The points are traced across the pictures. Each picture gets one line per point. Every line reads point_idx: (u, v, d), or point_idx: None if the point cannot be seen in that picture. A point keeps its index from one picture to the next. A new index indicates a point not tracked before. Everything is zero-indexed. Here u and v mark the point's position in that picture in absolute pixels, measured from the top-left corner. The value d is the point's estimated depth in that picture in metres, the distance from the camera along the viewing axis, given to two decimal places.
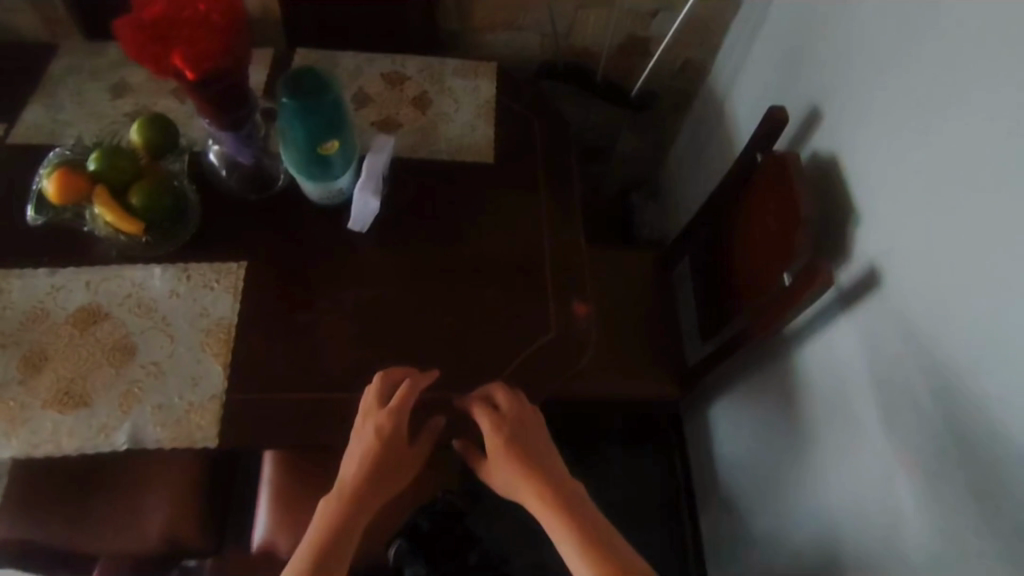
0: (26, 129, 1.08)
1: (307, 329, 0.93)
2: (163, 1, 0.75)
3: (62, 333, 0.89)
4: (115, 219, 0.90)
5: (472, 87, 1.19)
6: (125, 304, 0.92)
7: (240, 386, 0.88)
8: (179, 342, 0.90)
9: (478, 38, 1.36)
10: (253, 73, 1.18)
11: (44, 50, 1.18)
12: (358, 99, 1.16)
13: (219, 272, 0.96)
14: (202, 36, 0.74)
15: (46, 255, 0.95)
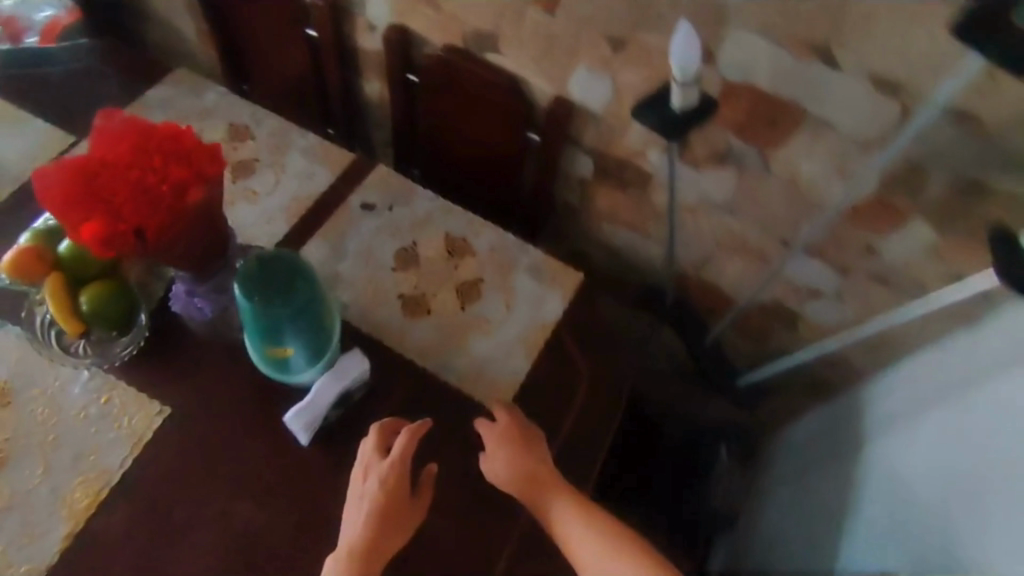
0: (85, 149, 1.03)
1: (175, 531, 0.77)
2: (113, 150, 0.60)
3: None
4: (59, 315, 0.80)
5: (536, 297, 0.96)
6: (33, 401, 0.83)
7: (75, 564, 0.75)
8: (50, 476, 0.79)
9: (592, 222, 1.12)
10: (321, 174, 1.03)
11: (154, 69, 1.12)
12: (403, 258, 0.97)
13: (136, 410, 0.83)
14: (144, 206, 0.58)
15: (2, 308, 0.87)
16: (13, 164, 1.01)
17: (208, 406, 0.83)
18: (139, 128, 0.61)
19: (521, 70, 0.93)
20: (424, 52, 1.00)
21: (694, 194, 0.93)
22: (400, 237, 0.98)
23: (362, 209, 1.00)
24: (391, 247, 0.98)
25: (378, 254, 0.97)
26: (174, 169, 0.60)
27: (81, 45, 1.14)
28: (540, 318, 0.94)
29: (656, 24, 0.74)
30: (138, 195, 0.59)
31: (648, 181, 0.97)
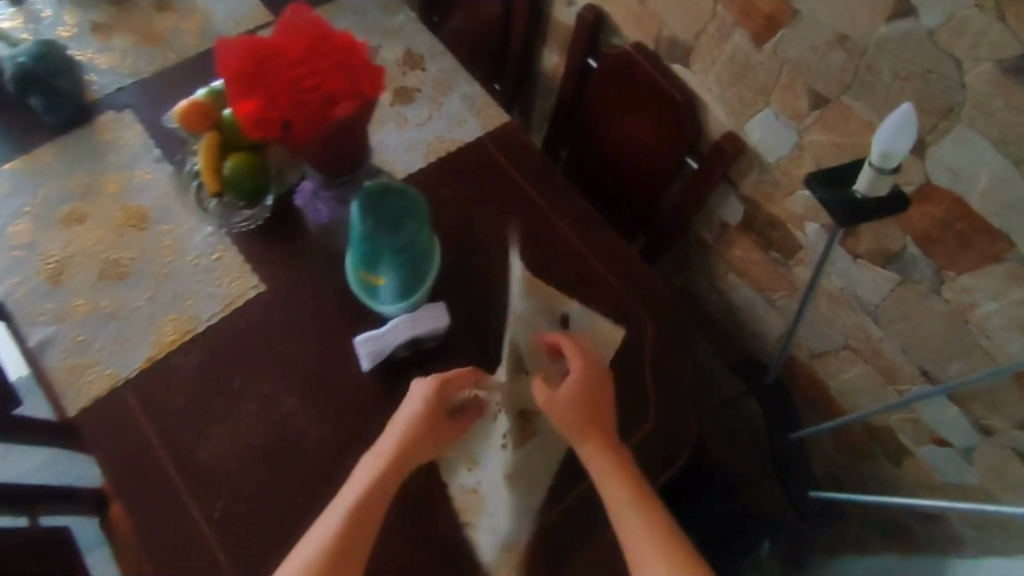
0: None
1: (231, 398, 0.80)
2: (289, 44, 0.62)
3: (108, 217, 0.90)
4: (205, 169, 0.85)
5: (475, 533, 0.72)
6: (161, 234, 0.89)
7: (134, 394, 0.79)
8: (151, 303, 0.85)
9: (718, 270, 1.05)
10: (474, 125, 1.03)
11: None
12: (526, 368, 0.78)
13: (237, 274, 0.87)
14: (305, 105, 0.62)
15: (167, 149, 0.95)
16: (212, 21, 1.07)
17: (296, 299, 0.86)
18: (303, 25, 0.63)
19: (703, 92, 0.88)
20: (610, 42, 0.97)
21: (844, 282, 0.85)
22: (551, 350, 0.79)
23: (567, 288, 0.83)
24: (526, 346, 0.72)
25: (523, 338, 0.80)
26: (335, 78, 0.62)
27: None
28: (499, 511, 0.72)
29: (871, 94, 0.68)
30: (293, 95, 0.61)
31: (794, 250, 0.89)
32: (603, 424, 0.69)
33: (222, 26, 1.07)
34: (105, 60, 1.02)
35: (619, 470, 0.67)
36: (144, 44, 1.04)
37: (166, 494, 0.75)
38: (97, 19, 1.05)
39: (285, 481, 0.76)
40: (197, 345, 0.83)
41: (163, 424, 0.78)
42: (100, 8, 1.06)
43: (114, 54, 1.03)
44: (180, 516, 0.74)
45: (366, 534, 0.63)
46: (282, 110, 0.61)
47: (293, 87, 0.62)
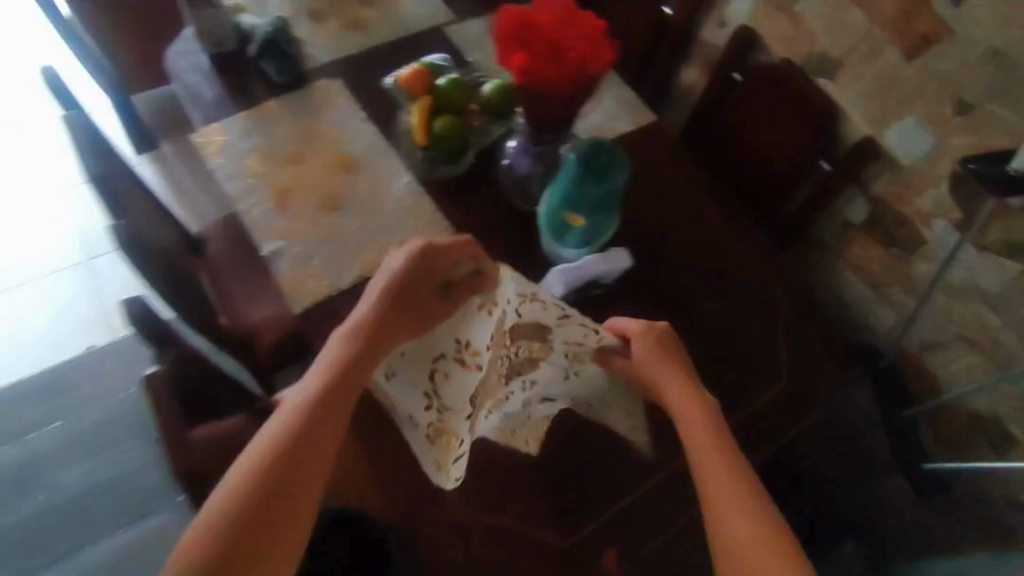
0: (460, 28, 1.24)
1: None
2: (550, 18, 0.79)
3: (324, 160, 1.05)
4: (416, 126, 1.00)
5: (443, 462, 0.78)
6: (367, 179, 1.03)
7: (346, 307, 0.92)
8: (360, 234, 0.99)
9: (834, 268, 1.18)
10: (628, 120, 1.17)
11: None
12: (582, 357, 0.81)
13: (430, 218, 1.00)
14: (551, 65, 0.78)
15: (371, 110, 1.10)
16: (407, 15, 1.25)
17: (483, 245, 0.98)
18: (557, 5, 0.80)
19: (847, 102, 1.02)
20: (755, 59, 1.12)
21: (966, 275, 0.96)
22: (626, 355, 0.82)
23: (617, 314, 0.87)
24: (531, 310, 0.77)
25: (563, 328, 0.79)
26: (578, 50, 0.77)
27: None
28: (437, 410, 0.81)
29: (1015, 102, 0.82)
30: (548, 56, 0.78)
31: (918, 245, 1.02)
32: (686, 372, 0.78)
33: (414, 19, 1.24)
34: (318, 38, 1.19)
35: (690, 398, 0.75)
36: (350, 28, 1.21)
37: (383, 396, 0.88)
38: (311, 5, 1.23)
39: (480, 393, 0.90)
40: None
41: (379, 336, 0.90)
42: None
43: (326, 34, 1.19)
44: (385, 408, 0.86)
45: (364, 371, 0.73)
46: (533, 67, 0.78)
47: (545, 50, 0.78)
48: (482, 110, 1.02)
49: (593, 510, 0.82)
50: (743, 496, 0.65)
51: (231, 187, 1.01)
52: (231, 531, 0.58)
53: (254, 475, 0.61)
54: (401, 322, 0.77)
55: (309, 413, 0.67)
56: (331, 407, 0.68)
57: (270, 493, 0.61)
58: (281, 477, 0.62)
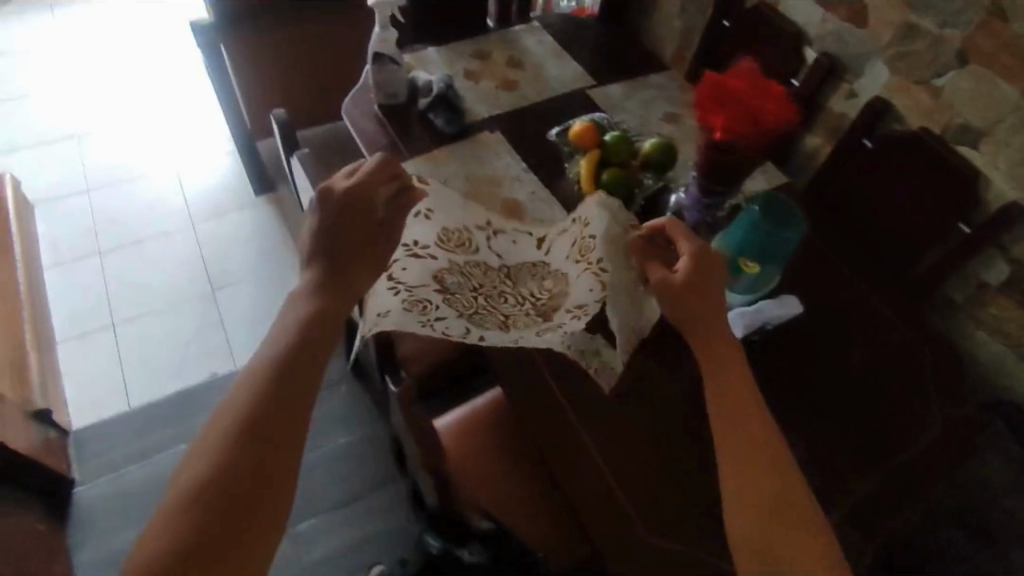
0: (602, 93, 1.35)
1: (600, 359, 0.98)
2: (748, 81, 0.85)
3: (492, 205, 1.11)
4: (584, 175, 1.08)
5: (504, 336, 0.96)
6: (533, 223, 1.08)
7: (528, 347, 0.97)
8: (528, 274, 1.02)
9: (964, 327, 1.23)
10: (762, 179, 1.25)
11: (658, 65, 1.45)
12: (580, 248, 0.96)
13: None
14: (748, 125, 0.84)
15: (534, 160, 1.18)
16: (552, 79, 1.35)
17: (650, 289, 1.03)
18: (747, 71, 0.87)
19: (988, 170, 1.10)
20: (889, 127, 1.20)
21: None
22: (631, 258, 0.97)
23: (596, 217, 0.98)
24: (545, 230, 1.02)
25: (557, 248, 1.00)
26: (774, 114, 0.84)
27: (615, 32, 1.51)
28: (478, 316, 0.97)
29: None
30: (750, 118, 0.84)
31: None
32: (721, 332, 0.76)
33: (561, 84, 1.35)
34: (475, 94, 1.28)
35: (722, 351, 0.75)
36: (503, 88, 1.31)
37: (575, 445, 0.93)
38: (467, 66, 1.33)
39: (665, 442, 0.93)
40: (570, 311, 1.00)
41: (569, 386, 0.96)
42: (467, 59, 1.35)
43: (481, 92, 1.29)
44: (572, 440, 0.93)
45: (331, 325, 0.69)
46: (732, 126, 0.85)
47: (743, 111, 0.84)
48: (642, 163, 1.10)
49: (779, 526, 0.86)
50: (748, 441, 0.66)
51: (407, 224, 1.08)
52: (212, 504, 0.55)
53: (233, 435, 0.58)
54: (359, 256, 0.75)
55: (279, 364, 0.63)
56: (313, 369, 0.64)
57: (257, 454, 0.58)
58: (284, 379, 0.62)
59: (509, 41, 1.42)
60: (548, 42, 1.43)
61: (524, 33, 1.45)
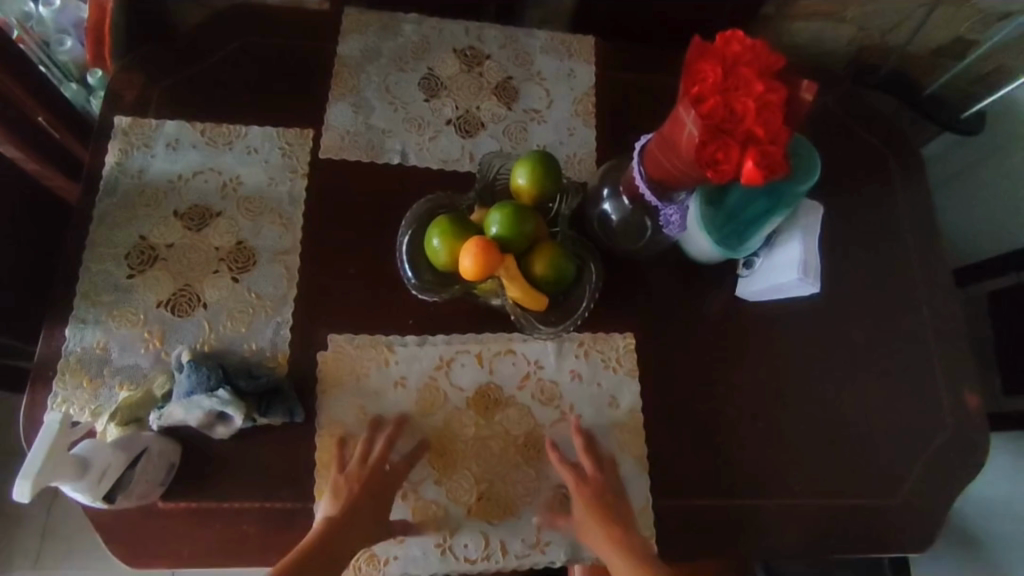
0: (337, 139, 0.82)
1: (715, 425, 0.81)
2: (714, 74, 0.55)
3: (466, 421, 0.74)
4: (523, 298, 0.72)
5: (532, 541, 0.72)
6: (526, 389, 0.76)
7: (667, 491, 0.77)
8: (598, 439, 0.76)
9: (785, 27, 1.16)
10: (584, 69, 0.93)
11: (324, 21, 0.88)
12: (543, 392, 0.77)
13: (617, 347, 0.80)
14: (770, 125, 0.55)
15: (425, 320, 0.76)
16: (274, 186, 0.79)
17: (672, 306, 0.84)
18: (705, 72, 0.55)
19: None
20: None
21: None
22: (583, 382, 0.78)
23: (597, 352, 0.79)
24: (510, 377, 0.76)
25: (496, 368, 0.76)
26: (778, 89, 0.55)
27: (213, 22, 0.85)
28: (488, 554, 0.71)
29: None
30: (788, 117, 0.57)
31: None
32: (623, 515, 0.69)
33: (291, 183, 0.80)
34: (239, 321, 0.73)
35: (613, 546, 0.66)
36: (247, 271, 0.75)
37: (796, 500, 0.80)
38: (165, 296, 0.73)
39: (827, 405, 0.86)
40: (656, 424, 0.79)
41: (738, 468, 0.80)
42: (148, 284, 0.73)
43: (239, 307, 0.74)
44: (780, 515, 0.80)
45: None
46: (759, 146, 0.55)
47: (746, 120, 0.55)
48: (536, 208, 0.75)
49: (920, 374, 0.90)
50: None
51: (423, 545, 0.70)
52: None
53: None
54: (366, 519, 0.63)
55: None
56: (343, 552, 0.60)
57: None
58: None
59: (140, 190, 0.77)
60: (179, 132, 0.80)
61: (134, 153, 0.78)
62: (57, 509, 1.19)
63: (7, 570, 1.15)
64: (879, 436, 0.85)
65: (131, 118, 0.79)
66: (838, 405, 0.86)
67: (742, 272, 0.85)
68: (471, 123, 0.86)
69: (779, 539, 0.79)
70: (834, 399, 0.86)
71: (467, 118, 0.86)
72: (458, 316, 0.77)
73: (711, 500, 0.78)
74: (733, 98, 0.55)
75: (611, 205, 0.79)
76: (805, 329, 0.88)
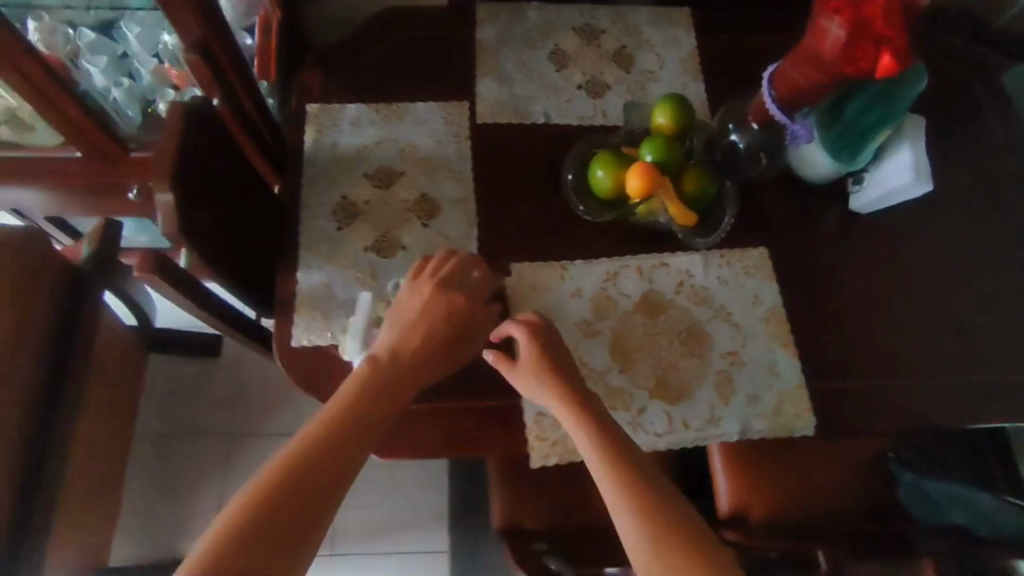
0: (489, 107, 0.96)
1: (847, 319, 0.91)
2: None
3: (636, 322, 0.86)
4: (678, 211, 0.84)
5: (707, 417, 0.82)
6: (682, 293, 0.88)
7: (812, 375, 0.87)
8: (749, 332, 0.87)
9: None
10: (686, 34, 1.06)
11: (461, 15, 1.02)
12: (696, 295, 0.88)
13: (755, 256, 0.91)
14: (894, 25, 0.66)
15: (590, 245, 0.89)
16: (442, 148, 0.93)
17: (793, 223, 0.95)
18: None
19: None
20: None
21: None
22: (729, 285, 0.89)
23: (738, 256, 0.91)
24: (667, 284, 0.88)
25: (654, 277, 0.88)
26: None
27: (372, 22, 1.00)
28: (672, 427, 0.81)
29: None
30: (906, 21, 0.68)
31: None
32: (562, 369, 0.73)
33: (457, 144, 0.93)
34: None
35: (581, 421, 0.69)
36: (434, 217, 0.89)
37: (927, 382, 0.89)
38: (370, 243, 0.86)
39: (948, 297, 0.93)
40: (795, 320, 0.89)
41: (873, 353, 0.89)
42: (356, 234, 0.87)
43: (432, 247, 0.87)
44: (916, 393, 0.88)
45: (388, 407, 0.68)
46: (887, 44, 0.66)
47: (875, 24, 0.66)
48: (676, 140, 0.87)
49: None
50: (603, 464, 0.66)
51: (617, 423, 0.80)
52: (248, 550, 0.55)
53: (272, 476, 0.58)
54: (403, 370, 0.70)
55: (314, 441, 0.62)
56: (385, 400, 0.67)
57: (279, 504, 0.57)
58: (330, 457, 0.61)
59: (335, 160, 0.91)
60: (359, 112, 0.94)
61: (326, 132, 0.93)
62: (232, 478, 1.32)
63: (195, 533, 1.28)
64: (1002, 321, 0.93)
65: (320, 104, 0.94)
66: (957, 300, 0.94)
67: (853, 188, 0.95)
68: (598, 85, 1.00)
69: (917, 416, 0.88)
70: (955, 292, 0.94)
71: (596, 82, 0.99)
72: (617, 239, 0.89)
73: (851, 382, 0.88)
74: (863, 6, 0.65)
75: (739, 136, 0.91)
76: (916, 233, 0.97)
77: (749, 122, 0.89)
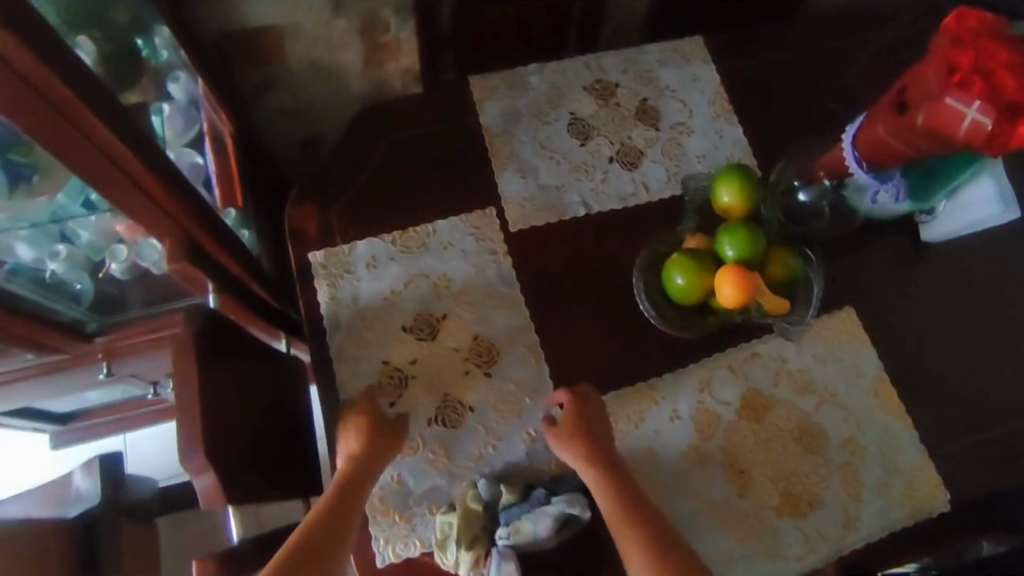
0: (519, 210, 0.82)
1: (957, 365, 0.83)
2: (965, 64, 0.56)
3: (745, 431, 0.77)
4: (774, 306, 0.73)
5: (841, 521, 0.76)
6: (783, 385, 0.80)
7: (935, 439, 0.80)
8: (860, 413, 0.80)
9: None
10: (709, 66, 0.92)
11: (455, 99, 0.86)
12: (798, 382, 0.80)
13: (841, 322, 0.83)
14: None
15: (675, 353, 0.79)
16: (481, 273, 0.79)
17: (872, 269, 0.86)
18: (952, 66, 0.56)
19: None
20: None
21: None
22: (828, 362, 0.81)
23: (827, 328, 0.83)
24: (765, 378, 0.80)
25: (749, 373, 0.80)
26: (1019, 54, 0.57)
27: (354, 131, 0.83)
28: (811, 545, 0.75)
29: None
30: None
31: None
32: (608, 453, 0.69)
33: (496, 265, 0.80)
34: (508, 411, 0.75)
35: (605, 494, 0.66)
36: (495, 363, 0.76)
37: None
38: (433, 413, 0.75)
39: None
40: (902, 382, 0.82)
41: (993, 396, 0.82)
42: (412, 406, 0.75)
43: (503, 399, 0.75)
44: None
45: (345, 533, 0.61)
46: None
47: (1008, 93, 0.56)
48: (748, 219, 0.76)
49: None
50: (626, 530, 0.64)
51: (754, 555, 0.74)
52: None
53: None
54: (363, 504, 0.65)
55: None
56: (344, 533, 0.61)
57: None
58: None
59: (362, 318, 0.77)
60: (372, 250, 0.79)
61: (342, 284, 0.78)
62: None
63: None
64: None
65: (324, 250, 0.79)
66: None
67: (923, 218, 0.86)
68: (631, 153, 0.87)
69: None
70: None
71: (628, 151, 0.86)
72: (701, 340, 0.80)
73: (979, 434, 0.81)
74: (992, 72, 0.55)
75: (813, 190, 0.80)
76: (1008, 242, 0.88)
77: (825, 177, 0.78)
